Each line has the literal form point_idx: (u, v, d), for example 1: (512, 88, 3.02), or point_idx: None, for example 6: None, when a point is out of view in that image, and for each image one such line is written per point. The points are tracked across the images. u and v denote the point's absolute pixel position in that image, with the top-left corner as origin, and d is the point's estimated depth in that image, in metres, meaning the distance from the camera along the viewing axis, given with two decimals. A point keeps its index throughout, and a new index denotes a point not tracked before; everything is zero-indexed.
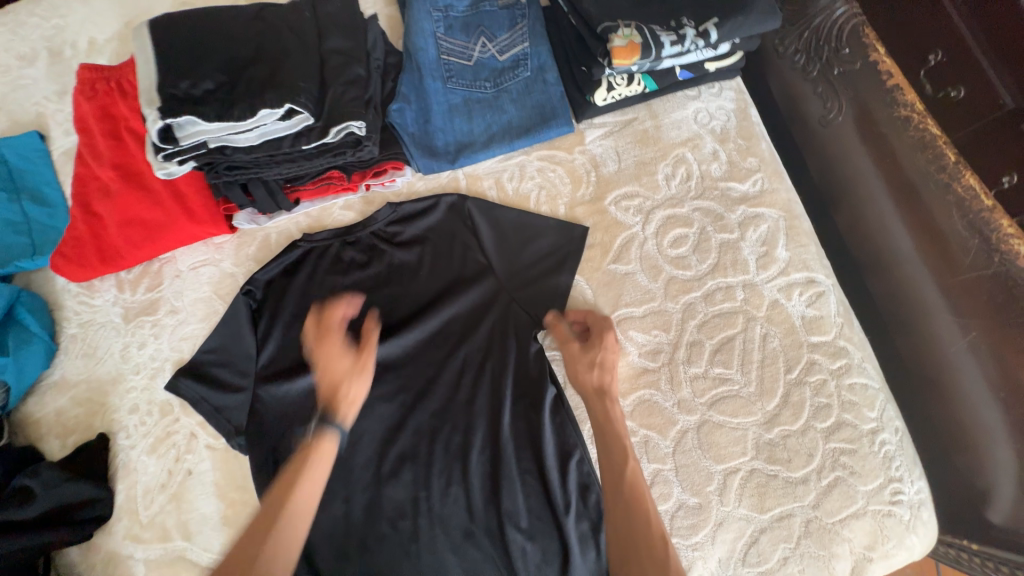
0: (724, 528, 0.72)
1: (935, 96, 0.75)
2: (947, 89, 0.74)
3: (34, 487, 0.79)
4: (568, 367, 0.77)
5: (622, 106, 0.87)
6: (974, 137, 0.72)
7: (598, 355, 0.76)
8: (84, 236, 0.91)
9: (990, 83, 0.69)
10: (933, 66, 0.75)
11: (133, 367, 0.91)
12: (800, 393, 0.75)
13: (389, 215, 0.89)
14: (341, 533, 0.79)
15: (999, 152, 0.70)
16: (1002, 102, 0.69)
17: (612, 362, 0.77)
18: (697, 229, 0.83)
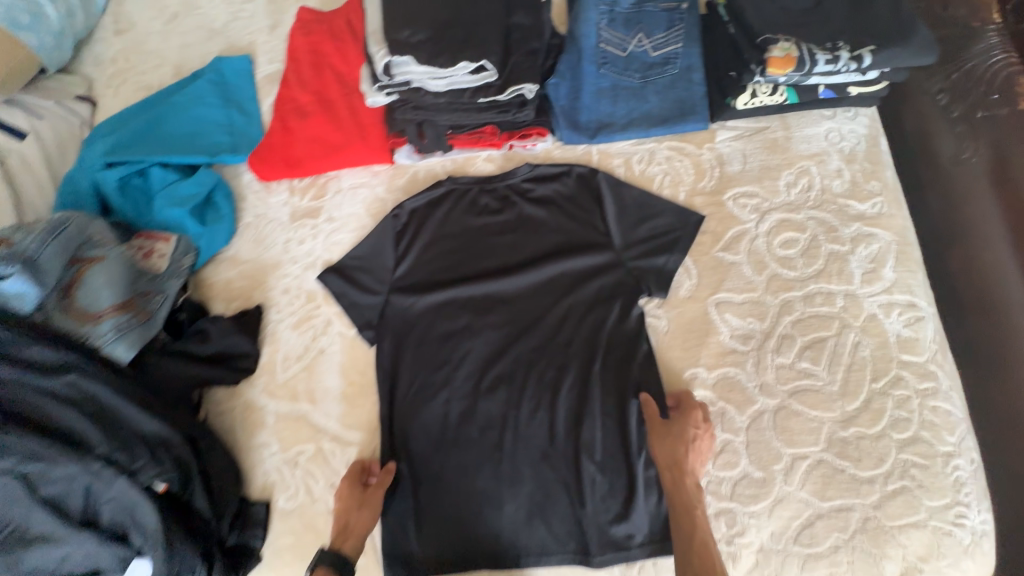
0: (783, 505, 0.79)
1: None
2: None
3: (210, 332, 0.98)
4: (653, 430, 0.82)
5: (757, 114, 0.95)
6: None
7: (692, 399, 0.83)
8: (277, 143, 1.11)
9: None
10: None
11: (291, 257, 1.09)
12: (881, 402, 0.80)
13: (528, 173, 1.02)
14: (439, 427, 0.92)
15: None
16: None
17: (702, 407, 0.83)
18: (808, 235, 0.89)
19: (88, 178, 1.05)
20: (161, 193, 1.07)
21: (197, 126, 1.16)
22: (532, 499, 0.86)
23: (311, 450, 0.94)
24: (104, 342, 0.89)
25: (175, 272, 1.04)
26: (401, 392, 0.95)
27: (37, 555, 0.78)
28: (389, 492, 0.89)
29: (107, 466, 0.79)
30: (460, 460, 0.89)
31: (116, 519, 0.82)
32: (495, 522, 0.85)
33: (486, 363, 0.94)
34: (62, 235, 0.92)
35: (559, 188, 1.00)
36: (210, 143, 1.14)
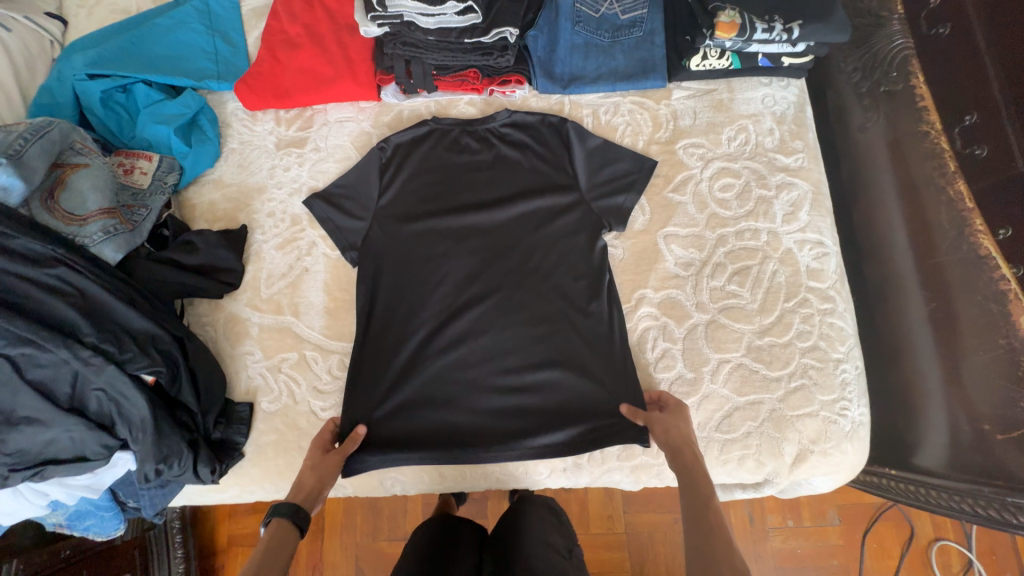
0: (708, 399, 0.94)
1: (962, 152, 0.94)
2: (973, 147, 0.92)
3: (197, 244, 1.02)
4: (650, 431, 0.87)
5: (707, 76, 1.09)
6: (988, 189, 0.90)
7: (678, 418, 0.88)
8: (265, 73, 1.14)
9: (1009, 144, 0.87)
10: (967, 125, 0.93)
11: (276, 183, 1.14)
12: (791, 317, 0.97)
13: (507, 118, 1.11)
14: (417, 340, 1.01)
15: (1001, 202, 0.88)
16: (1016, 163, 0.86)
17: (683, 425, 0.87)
18: (743, 182, 1.04)
19: (69, 91, 1.08)
20: (144, 111, 1.09)
21: (182, 49, 1.17)
22: (496, 401, 0.96)
23: (294, 357, 1.02)
24: (93, 243, 0.93)
25: (159, 189, 1.07)
26: (379, 308, 1.03)
27: (24, 435, 0.82)
28: (366, 397, 0.97)
29: (97, 355, 0.84)
30: (434, 367, 0.99)
31: (103, 409, 0.87)
32: (463, 421, 0.95)
33: (461, 285, 1.04)
34: (46, 138, 0.93)
35: (534, 133, 1.11)
36: (195, 68, 1.16)
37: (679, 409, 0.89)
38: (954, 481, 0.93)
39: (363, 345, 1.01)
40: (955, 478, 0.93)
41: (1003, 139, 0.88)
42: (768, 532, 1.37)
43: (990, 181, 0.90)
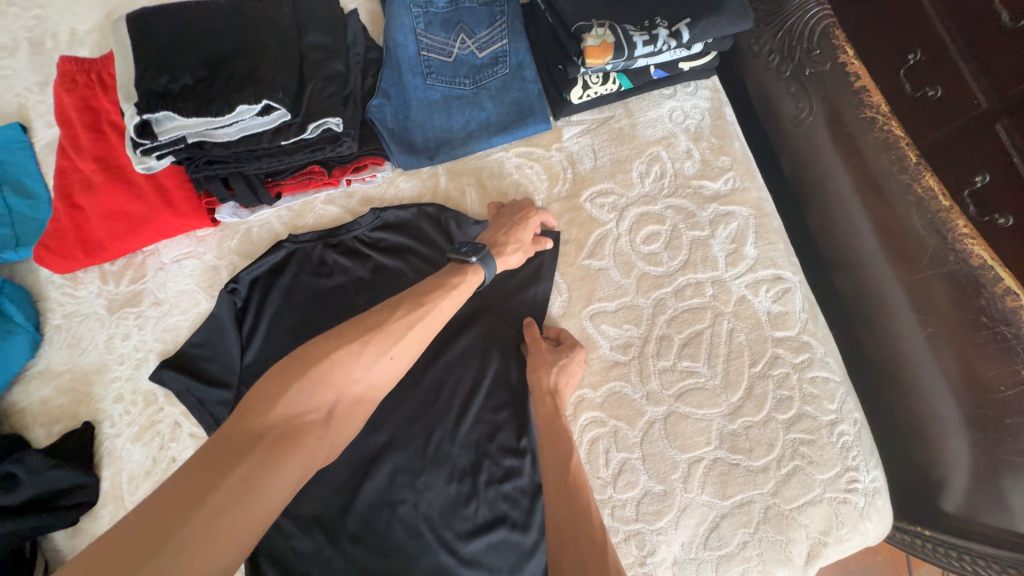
0: (687, 513, 0.76)
1: (913, 95, 0.76)
2: (924, 89, 0.75)
3: (18, 475, 0.80)
4: (533, 352, 0.79)
5: (598, 104, 0.89)
6: (947, 138, 0.74)
7: (562, 362, 0.78)
8: (67, 228, 0.91)
9: (965, 83, 0.71)
10: (912, 65, 0.76)
11: (117, 357, 0.92)
12: (763, 385, 0.78)
13: (374, 221, 0.90)
14: (323, 526, 0.81)
15: (965, 156, 0.72)
16: (977, 103, 0.70)
17: (571, 374, 0.78)
18: (669, 226, 0.85)
19: None
20: None
21: None
22: None
23: None
24: None
25: None
26: None
27: None
28: None
29: None
30: (350, 559, 0.79)
31: None
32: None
33: (364, 444, 0.83)
34: None
35: (411, 233, 0.90)
36: None
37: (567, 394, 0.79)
38: (1011, 549, 0.74)
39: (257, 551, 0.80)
40: (1011, 547, 0.74)
41: (954, 75, 0.72)
42: None
43: (948, 138, 0.73)
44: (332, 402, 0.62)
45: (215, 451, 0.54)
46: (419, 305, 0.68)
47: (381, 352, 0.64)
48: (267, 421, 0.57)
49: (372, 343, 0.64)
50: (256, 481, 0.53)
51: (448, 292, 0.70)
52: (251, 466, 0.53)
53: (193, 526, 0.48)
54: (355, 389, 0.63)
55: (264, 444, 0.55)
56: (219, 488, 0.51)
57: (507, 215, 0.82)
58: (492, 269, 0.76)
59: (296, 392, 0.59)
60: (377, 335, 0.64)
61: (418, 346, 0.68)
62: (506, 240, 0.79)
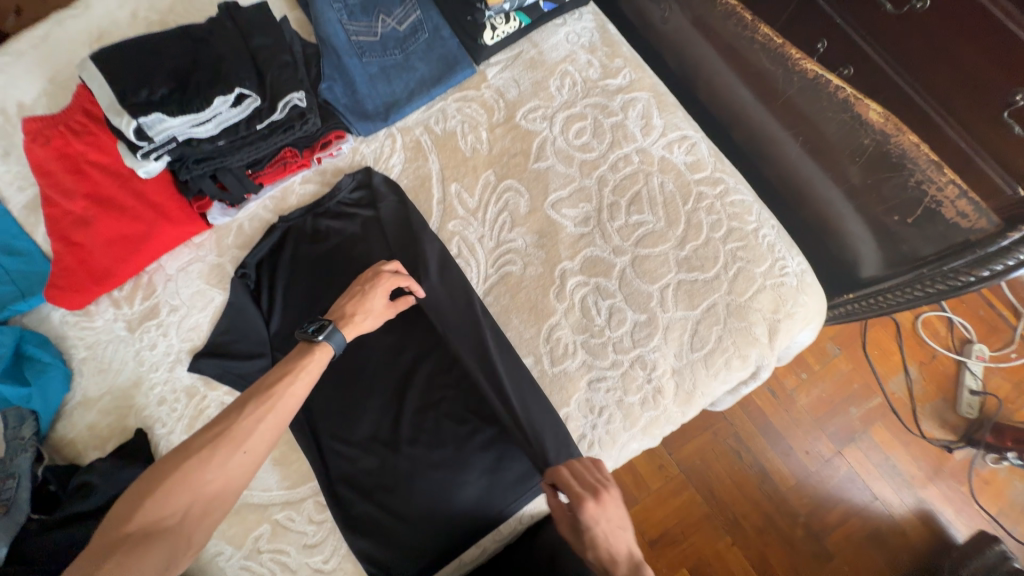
0: (671, 328, 0.94)
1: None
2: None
3: (93, 481, 0.88)
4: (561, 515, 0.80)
5: (507, 44, 1.08)
6: (792, 18, 0.96)
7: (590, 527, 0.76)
8: (72, 265, 0.99)
9: None
10: None
11: (150, 366, 1.00)
12: (697, 216, 0.98)
13: (352, 183, 1.04)
14: (383, 439, 0.93)
15: (810, 26, 0.94)
16: None
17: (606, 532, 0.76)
18: (592, 119, 1.04)
19: None
20: None
21: None
22: (486, 459, 0.90)
23: (268, 530, 0.89)
24: None
25: (20, 446, 0.90)
26: (330, 432, 0.94)
27: None
28: (353, 533, 0.89)
29: None
30: (413, 458, 0.91)
31: None
32: (460, 509, 0.88)
33: (397, 362, 0.97)
34: None
35: (371, 188, 1.04)
36: None
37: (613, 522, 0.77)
38: (895, 279, 0.95)
39: (331, 478, 0.92)
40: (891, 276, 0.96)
41: None
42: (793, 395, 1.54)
43: (784, 18, 0.97)
44: (188, 503, 0.67)
45: (153, 473, 0.67)
46: (267, 398, 0.75)
47: (231, 449, 0.70)
48: (127, 527, 0.63)
49: (218, 445, 0.69)
50: (198, 464, 0.68)
51: (274, 400, 0.75)
52: (123, 550, 0.61)
53: (158, 486, 0.66)
54: (211, 487, 0.68)
55: (125, 546, 0.62)
56: (111, 559, 0.60)
57: (356, 283, 0.90)
58: (342, 340, 0.84)
59: (150, 503, 0.65)
60: (220, 443, 0.70)
61: (266, 442, 0.73)
62: (353, 309, 0.87)
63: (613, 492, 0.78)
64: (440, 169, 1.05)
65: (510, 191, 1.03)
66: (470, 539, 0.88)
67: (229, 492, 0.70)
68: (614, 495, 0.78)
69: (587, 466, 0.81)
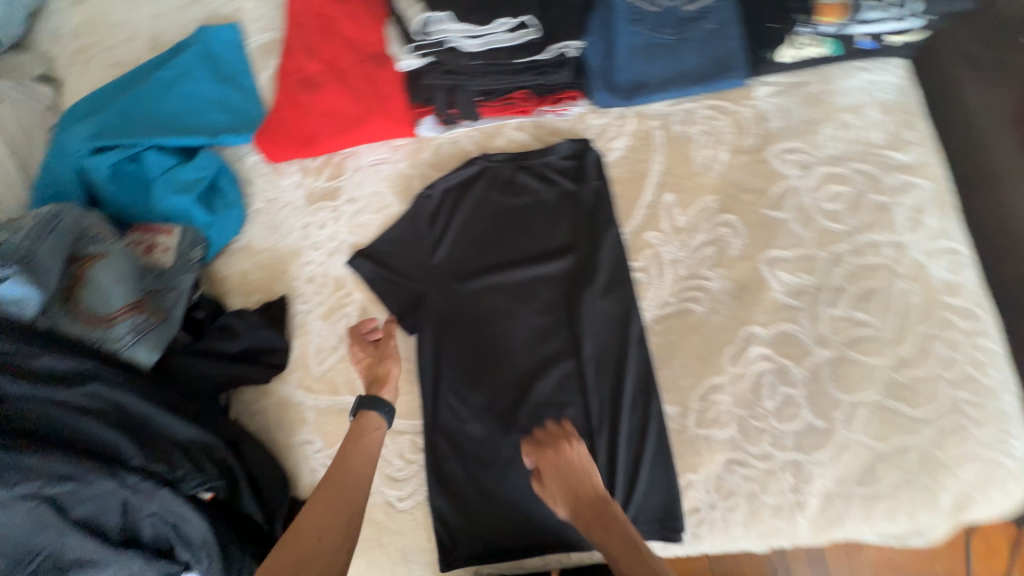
0: (846, 450, 0.81)
1: None
2: None
3: (237, 327, 0.91)
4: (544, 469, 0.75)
5: (796, 68, 0.95)
6: None
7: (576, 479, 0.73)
8: (286, 120, 1.02)
9: None
10: None
11: (312, 243, 1.01)
12: (931, 344, 0.83)
13: (567, 150, 0.96)
14: (495, 414, 0.89)
15: None
16: None
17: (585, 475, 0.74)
18: (853, 188, 0.89)
19: (74, 167, 0.96)
20: (160, 180, 0.98)
21: (191, 103, 1.04)
22: None
23: None
24: (123, 346, 0.81)
25: (186, 265, 0.95)
26: (450, 383, 0.91)
27: None
28: (433, 487, 0.86)
29: (146, 479, 0.73)
30: (518, 447, 0.87)
31: (159, 533, 0.77)
32: (545, 517, 0.84)
33: (536, 347, 0.90)
34: (55, 231, 0.82)
35: (584, 162, 0.96)
36: (209, 123, 1.04)
37: (592, 475, 0.74)
38: None
39: (434, 426, 0.89)
40: None
41: None
42: None
43: None
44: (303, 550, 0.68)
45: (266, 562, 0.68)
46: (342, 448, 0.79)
47: (326, 500, 0.73)
48: None
49: (310, 502, 0.73)
50: (298, 524, 0.71)
51: (351, 448, 0.79)
52: None
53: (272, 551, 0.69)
54: (314, 536, 0.69)
55: None
56: None
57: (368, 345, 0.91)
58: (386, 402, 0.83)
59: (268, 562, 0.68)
60: (319, 495, 0.74)
61: (359, 484, 0.77)
62: (384, 371, 0.86)
63: (575, 447, 0.76)
64: (661, 171, 0.95)
65: (726, 225, 0.91)
66: (541, 551, 0.83)
67: (362, 477, 0.77)
68: (579, 442, 0.77)
69: (548, 428, 0.79)
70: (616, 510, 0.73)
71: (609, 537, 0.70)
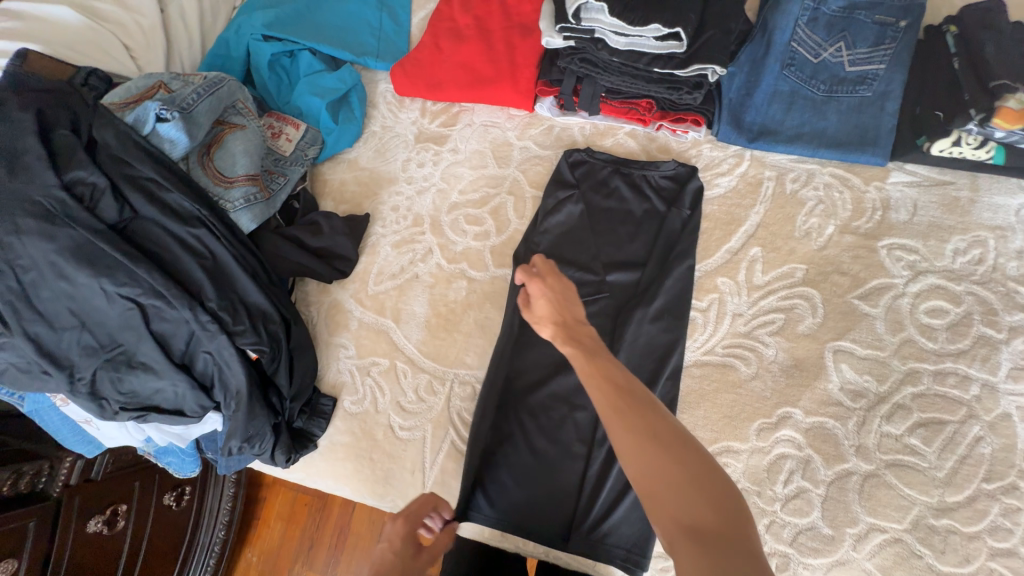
0: (844, 568, 0.76)
1: None
2: None
3: (322, 227, 1.01)
4: (547, 290, 0.75)
5: (946, 164, 0.86)
6: None
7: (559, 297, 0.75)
8: (424, 60, 1.09)
9: None
10: None
11: (407, 177, 1.09)
12: (986, 503, 0.74)
13: (670, 170, 0.96)
14: (511, 390, 0.92)
15: None
16: None
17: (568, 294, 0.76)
18: (962, 310, 0.81)
19: (244, 47, 1.09)
20: (304, 79, 1.09)
21: (351, 21, 1.15)
22: (569, 485, 0.87)
23: (385, 365, 0.98)
24: (233, 208, 0.93)
25: (299, 159, 1.06)
26: (481, 342, 0.96)
27: (138, 379, 0.85)
28: (434, 430, 0.92)
29: (213, 322, 0.84)
30: (521, 426, 0.90)
31: (207, 371, 0.89)
32: (523, 499, 0.87)
33: None
34: (215, 95, 0.95)
35: (681, 186, 0.95)
36: (358, 43, 1.13)
37: (576, 310, 0.74)
38: None
39: (455, 376, 0.95)
40: None
41: None
42: None
43: None
44: None
45: None
46: None
47: None
48: None
49: None
50: None
51: None
52: None
53: None
54: None
55: None
56: None
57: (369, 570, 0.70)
58: None
59: None
60: None
61: None
62: None
63: (567, 283, 0.78)
64: (756, 222, 0.92)
65: (803, 299, 0.87)
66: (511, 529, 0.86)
67: None
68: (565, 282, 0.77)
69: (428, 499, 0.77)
70: (590, 343, 0.67)
71: (609, 368, 0.62)
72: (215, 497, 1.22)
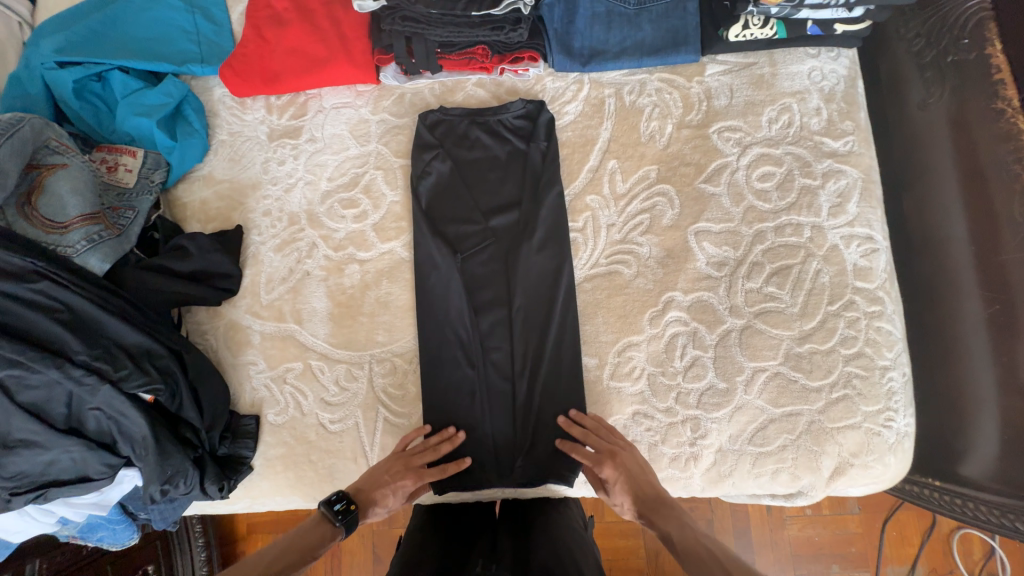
0: (741, 411, 0.87)
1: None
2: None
3: (190, 249, 0.95)
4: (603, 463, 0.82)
5: (746, 48, 0.97)
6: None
7: (622, 462, 0.82)
8: (252, 55, 1.04)
9: None
10: None
11: (271, 178, 1.05)
12: (835, 321, 0.88)
13: (521, 109, 1.00)
14: (427, 354, 0.94)
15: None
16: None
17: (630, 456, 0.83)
18: (785, 170, 0.93)
19: (40, 81, 0.99)
20: (123, 101, 1.00)
21: (161, 30, 1.06)
22: (502, 424, 0.92)
23: (299, 368, 0.97)
24: (76, 252, 0.87)
25: (146, 187, 0.99)
26: (388, 318, 0.97)
27: (21, 459, 0.78)
28: (363, 413, 0.93)
29: (90, 374, 0.79)
30: (445, 384, 0.93)
31: (103, 429, 0.82)
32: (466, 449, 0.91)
33: (470, 294, 0.95)
34: (15, 136, 0.84)
35: (535, 122, 1.00)
36: (177, 51, 1.06)
37: (648, 475, 0.82)
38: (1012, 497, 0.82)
39: (371, 357, 0.96)
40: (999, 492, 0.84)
41: None
42: (786, 524, 1.23)
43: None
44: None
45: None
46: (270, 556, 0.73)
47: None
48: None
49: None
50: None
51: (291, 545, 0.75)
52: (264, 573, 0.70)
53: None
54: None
55: None
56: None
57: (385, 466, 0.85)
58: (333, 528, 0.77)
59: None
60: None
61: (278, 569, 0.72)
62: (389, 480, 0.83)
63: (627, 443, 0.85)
64: (608, 138, 0.99)
65: (661, 195, 0.96)
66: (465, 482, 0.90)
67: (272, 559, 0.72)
68: (627, 445, 0.84)
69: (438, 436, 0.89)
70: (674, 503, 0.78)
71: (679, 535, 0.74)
72: (185, 567, 1.20)
